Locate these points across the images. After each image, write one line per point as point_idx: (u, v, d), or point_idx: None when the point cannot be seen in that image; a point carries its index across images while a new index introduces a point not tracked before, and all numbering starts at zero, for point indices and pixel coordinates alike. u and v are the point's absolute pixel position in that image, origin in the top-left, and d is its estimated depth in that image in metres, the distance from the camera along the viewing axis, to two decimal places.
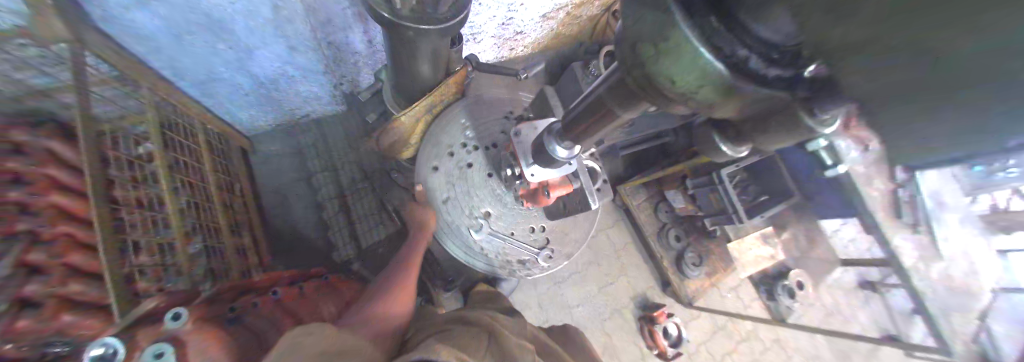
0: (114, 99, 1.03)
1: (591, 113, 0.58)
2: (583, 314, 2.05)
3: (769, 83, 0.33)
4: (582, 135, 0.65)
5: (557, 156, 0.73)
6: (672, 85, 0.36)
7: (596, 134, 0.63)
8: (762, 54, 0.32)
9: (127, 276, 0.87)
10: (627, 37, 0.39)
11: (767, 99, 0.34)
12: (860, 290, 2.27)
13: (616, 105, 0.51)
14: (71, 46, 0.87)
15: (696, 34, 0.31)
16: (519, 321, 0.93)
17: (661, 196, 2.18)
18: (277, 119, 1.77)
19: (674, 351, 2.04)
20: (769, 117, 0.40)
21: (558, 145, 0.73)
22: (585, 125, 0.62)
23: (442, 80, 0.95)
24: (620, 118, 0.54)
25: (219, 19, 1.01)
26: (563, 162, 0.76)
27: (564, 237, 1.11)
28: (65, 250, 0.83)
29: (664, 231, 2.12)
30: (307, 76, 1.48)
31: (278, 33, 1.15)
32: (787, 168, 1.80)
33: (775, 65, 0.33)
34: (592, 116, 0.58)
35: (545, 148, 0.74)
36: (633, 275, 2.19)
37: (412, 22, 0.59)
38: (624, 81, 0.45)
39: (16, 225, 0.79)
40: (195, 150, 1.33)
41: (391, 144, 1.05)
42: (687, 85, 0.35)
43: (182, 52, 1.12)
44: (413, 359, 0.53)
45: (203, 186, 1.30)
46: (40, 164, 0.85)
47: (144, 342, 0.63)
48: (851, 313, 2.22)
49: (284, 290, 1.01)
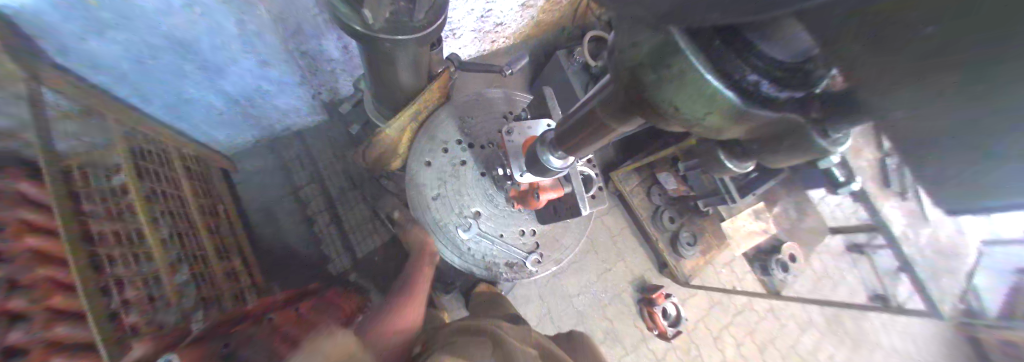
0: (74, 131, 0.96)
1: (585, 126, 0.56)
2: (585, 303, 2.08)
3: (778, 109, 0.31)
4: (575, 145, 0.63)
5: (553, 166, 0.72)
6: (677, 111, 0.36)
7: (592, 144, 0.60)
8: (772, 76, 0.30)
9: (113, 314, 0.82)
10: (624, 62, 0.37)
11: (778, 123, 0.32)
12: (846, 253, 2.36)
13: (610, 120, 0.49)
14: (28, 83, 0.80)
15: (705, 63, 0.31)
16: (519, 328, 0.93)
17: (653, 180, 2.20)
18: (256, 133, 1.71)
19: (675, 330, 2.09)
20: (779, 142, 0.35)
21: (552, 156, 0.71)
22: (579, 136, 0.60)
23: (426, 86, 0.91)
24: (614, 131, 0.53)
25: (184, 42, 0.96)
26: (559, 171, 0.75)
27: (555, 242, 1.06)
28: (47, 293, 0.76)
29: (658, 215, 2.15)
30: (283, 89, 1.42)
31: (246, 47, 1.08)
32: None
33: (790, 89, 0.30)
34: (586, 127, 0.56)
35: (539, 158, 0.73)
36: (631, 261, 2.23)
37: (389, 35, 0.55)
38: (619, 98, 0.44)
39: None
40: (171, 175, 1.26)
41: (379, 156, 1.00)
42: (694, 111, 0.34)
43: (148, 77, 1.05)
44: None
45: (184, 212, 1.25)
46: (13, 205, 0.76)
47: None
48: (839, 276, 2.31)
49: (278, 313, 1.00)
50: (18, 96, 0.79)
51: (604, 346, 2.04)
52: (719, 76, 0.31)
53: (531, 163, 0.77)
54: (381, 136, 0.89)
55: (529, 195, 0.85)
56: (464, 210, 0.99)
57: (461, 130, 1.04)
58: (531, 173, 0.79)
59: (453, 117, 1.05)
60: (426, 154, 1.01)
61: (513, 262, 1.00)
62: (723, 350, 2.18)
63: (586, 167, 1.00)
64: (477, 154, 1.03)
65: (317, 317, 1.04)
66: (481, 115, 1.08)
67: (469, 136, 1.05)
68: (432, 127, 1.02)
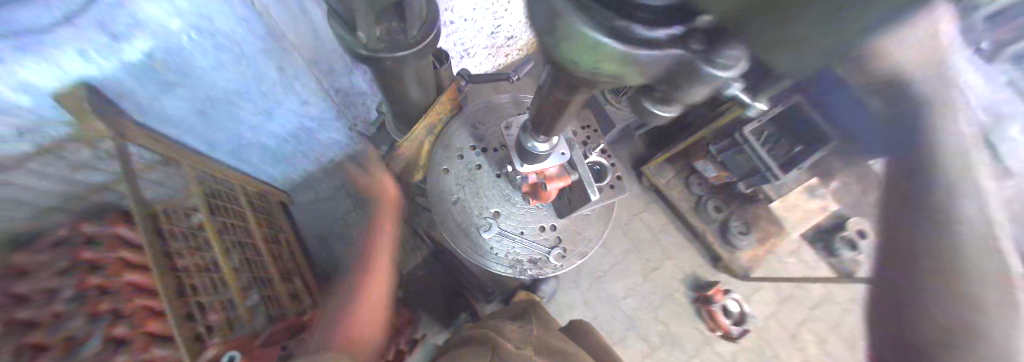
0: (160, 180, 1.15)
1: (546, 104, 0.51)
2: (632, 306, 1.97)
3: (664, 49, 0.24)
4: (548, 127, 0.58)
5: (538, 151, 0.70)
6: (573, 67, 0.28)
7: (561, 123, 0.55)
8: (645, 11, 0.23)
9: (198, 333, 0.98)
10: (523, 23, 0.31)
11: (665, 62, 0.25)
12: None
13: (556, 91, 0.43)
14: (116, 140, 0.90)
15: (570, 5, 0.23)
16: (524, 328, 0.99)
17: (689, 168, 2.07)
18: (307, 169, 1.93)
19: (740, 330, 1.91)
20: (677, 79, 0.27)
21: (535, 141, 0.68)
22: (546, 117, 0.55)
23: (436, 99, 0.98)
24: (568, 104, 0.46)
25: (235, 91, 1.14)
26: (546, 155, 0.73)
27: (576, 235, 1.05)
28: (142, 320, 0.91)
29: (702, 205, 2.01)
30: (323, 125, 1.60)
31: (288, 91, 1.27)
32: None
33: (661, 23, 0.24)
34: (540, 102, 0.53)
35: (524, 146, 0.71)
36: (677, 257, 2.08)
37: (389, 52, 0.61)
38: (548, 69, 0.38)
39: (103, 305, 0.87)
40: (239, 211, 1.47)
41: (402, 170, 1.09)
42: (587, 67, 0.27)
43: (211, 127, 1.25)
44: None
45: (251, 241, 1.45)
46: (111, 247, 0.94)
47: None
48: None
49: (331, 322, 1.09)
50: (111, 154, 0.91)
51: (657, 350, 1.92)
52: (592, 17, 0.24)
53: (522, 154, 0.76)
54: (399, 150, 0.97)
55: (539, 187, 0.86)
56: (483, 211, 1.02)
57: (473, 137, 1.10)
58: (527, 163, 0.77)
59: (465, 126, 1.11)
60: (444, 162, 1.07)
61: (536, 258, 1.01)
62: (803, 351, 1.92)
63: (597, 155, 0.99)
64: (491, 157, 1.08)
65: (364, 325, 1.16)
66: (493, 121, 1.13)
67: (482, 141, 1.10)
68: (446, 137, 1.09)
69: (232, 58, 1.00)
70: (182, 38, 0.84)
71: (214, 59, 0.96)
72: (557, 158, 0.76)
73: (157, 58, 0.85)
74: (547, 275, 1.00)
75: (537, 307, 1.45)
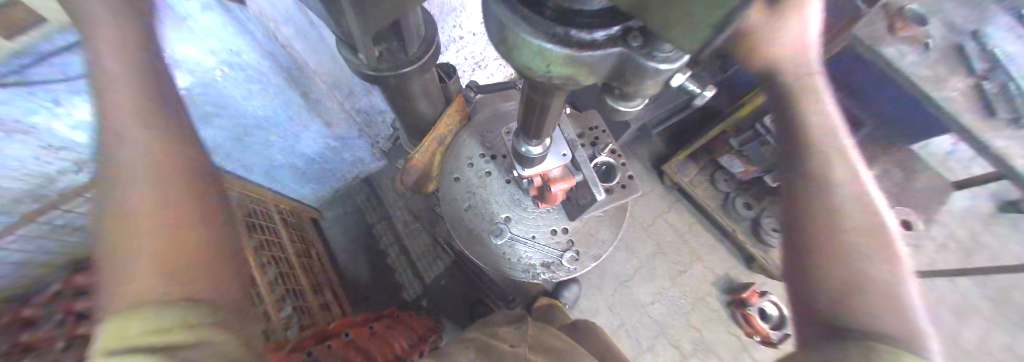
0: None
1: (531, 112, 0.51)
2: (660, 311, 1.89)
3: (600, 47, 0.26)
4: (539, 132, 0.60)
5: (532, 155, 0.70)
6: (532, 73, 0.30)
7: (548, 126, 0.56)
8: (576, 19, 0.27)
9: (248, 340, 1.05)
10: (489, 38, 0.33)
11: (607, 61, 0.27)
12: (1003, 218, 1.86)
13: (532, 94, 0.44)
14: None
15: (518, 20, 0.26)
16: (519, 328, 1.06)
17: (713, 165, 2.00)
18: (334, 185, 2.05)
19: (781, 334, 1.77)
20: (623, 74, 0.29)
21: (529, 146, 0.69)
22: (533, 123, 0.56)
23: (444, 112, 1.02)
24: (548, 108, 0.48)
25: (266, 117, 1.24)
26: (542, 157, 0.73)
27: (588, 237, 1.04)
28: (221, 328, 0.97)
29: (728, 203, 1.92)
30: (347, 143, 1.71)
31: (312, 113, 1.37)
32: None
33: (598, 26, 0.26)
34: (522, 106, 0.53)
35: (519, 151, 0.72)
36: (706, 258, 1.98)
37: (392, 71, 0.65)
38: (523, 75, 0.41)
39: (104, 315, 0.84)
40: (273, 227, 1.59)
41: (417, 181, 1.13)
42: (541, 71, 0.29)
43: (248, 152, 1.36)
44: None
45: (285, 255, 1.55)
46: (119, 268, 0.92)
47: None
48: (994, 245, 1.82)
49: (354, 331, 1.15)
50: None
51: (687, 357, 1.83)
52: (537, 28, 0.26)
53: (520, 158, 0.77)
54: (411, 162, 1.01)
55: (546, 190, 0.86)
56: (494, 217, 1.04)
57: (483, 146, 1.12)
58: (527, 168, 0.78)
59: (475, 136, 1.14)
60: (455, 171, 1.11)
61: (549, 262, 1.01)
62: None
63: (606, 155, 0.98)
64: (500, 164, 1.10)
65: (386, 334, 1.20)
66: (501, 129, 1.15)
67: (491, 149, 1.12)
68: (456, 147, 1.12)
69: (260, 87, 1.11)
70: (215, 73, 0.95)
71: (244, 89, 1.07)
72: (558, 157, 0.78)
73: (194, 93, 0.96)
74: (560, 279, 0.99)
75: (556, 312, 1.43)
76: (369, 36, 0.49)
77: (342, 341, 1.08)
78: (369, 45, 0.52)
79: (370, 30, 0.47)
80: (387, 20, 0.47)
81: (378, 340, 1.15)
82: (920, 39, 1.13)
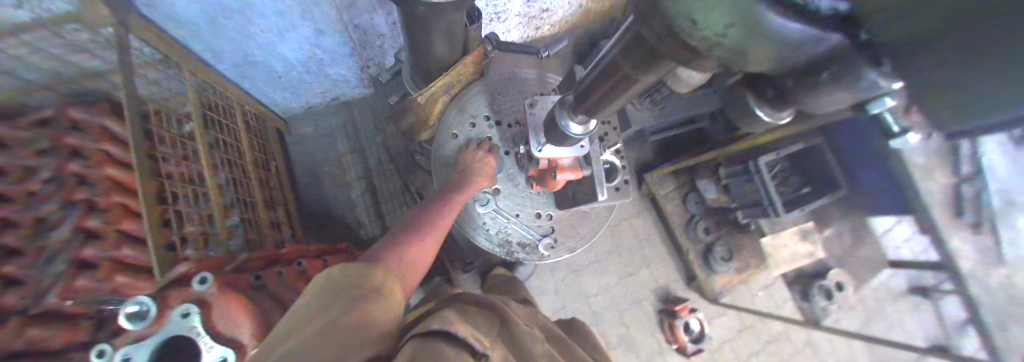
0: (442, 60, 0.96)
1: (603, 82, 0.53)
2: (761, 301, 1.99)
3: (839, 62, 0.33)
4: (596, 107, 0.60)
5: (572, 132, 0.69)
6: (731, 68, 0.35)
7: (607, 107, 0.58)
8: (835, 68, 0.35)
9: (241, 268, 0.80)
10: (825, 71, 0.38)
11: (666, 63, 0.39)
12: (807, 279, 1.91)
13: (632, 69, 0.44)
14: (117, 31, 0.81)
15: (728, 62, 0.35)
16: (529, 309, 0.80)
17: (841, 203, 1.62)
18: (567, 46, 1.76)
19: (696, 347, 1.85)
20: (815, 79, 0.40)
21: (571, 122, 0.68)
22: (595, 98, 0.58)
23: (459, 60, 0.98)
24: (638, 83, 0.48)
25: (247, 2, 0.97)
26: (579, 138, 0.72)
27: (579, 238, 1.07)
28: (118, 217, 0.89)
29: (693, 224, 1.89)
30: (336, 60, 1.45)
31: (304, 17, 1.11)
32: (865, 191, 1.41)
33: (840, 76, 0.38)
34: (605, 82, 0.52)
35: (557, 124, 0.70)
36: (654, 267, 1.98)
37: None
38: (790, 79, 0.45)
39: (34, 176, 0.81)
40: (233, 126, 1.29)
41: (433, 109, 1.05)
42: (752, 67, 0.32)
43: (251, 12, 1.02)
44: (429, 330, 0.46)
45: (242, 163, 1.28)
46: (98, 142, 0.91)
47: (221, 323, 0.53)
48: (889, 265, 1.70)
49: (309, 261, 0.93)
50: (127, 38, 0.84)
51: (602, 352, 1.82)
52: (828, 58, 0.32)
53: (548, 132, 0.76)
54: (425, 96, 0.97)
55: (548, 175, 0.85)
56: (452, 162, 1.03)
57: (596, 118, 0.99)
58: (552, 145, 0.76)
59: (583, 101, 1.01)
60: (489, 129, 1.05)
61: (526, 242, 1.03)
62: None
63: (584, 142, 0.79)
64: (503, 132, 1.06)
65: (124, 281, 0.83)
66: (511, 96, 1.10)
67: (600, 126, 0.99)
68: (463, 101, 1.07)
69: None
70: None
71: None
72: (576, 149, 0.78)
73: None
74: (531, 260, 1.02)
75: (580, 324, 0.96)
76: (774, 53, 0.27)
77: (69, 166, 0.87)
78: (814, 105, 0.50)
79: (773, 64, 0.31)
80: (774, 69, 0.35)
81: (146, 271, 0.88)
82: (876, 178, 1.29)
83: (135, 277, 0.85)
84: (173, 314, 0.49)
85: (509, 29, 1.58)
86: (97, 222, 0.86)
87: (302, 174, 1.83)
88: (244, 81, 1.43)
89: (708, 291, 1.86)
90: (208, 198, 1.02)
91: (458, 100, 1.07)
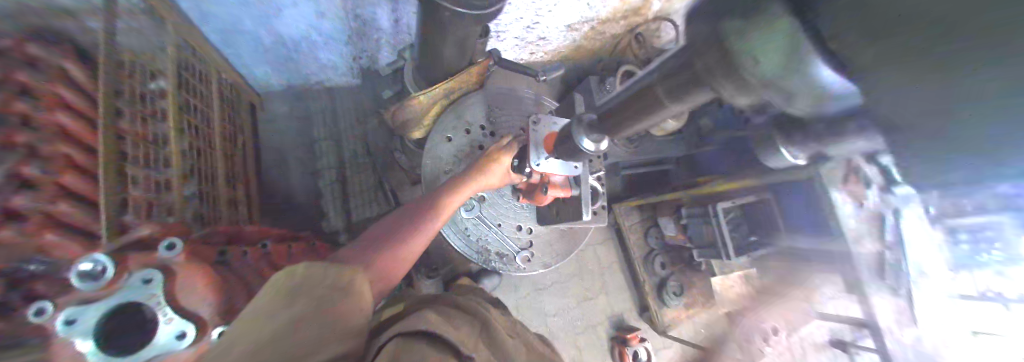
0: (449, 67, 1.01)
1: (628, 104, 0.59)
2: (704, 337, 2.14)
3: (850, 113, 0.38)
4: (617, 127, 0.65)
5: (586, 149, 0.74)
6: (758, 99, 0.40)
7: (628, 128, 0.64)
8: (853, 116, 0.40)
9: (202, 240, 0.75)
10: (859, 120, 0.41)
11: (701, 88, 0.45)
12: None
13: (665, 93, 0.51)
14: None
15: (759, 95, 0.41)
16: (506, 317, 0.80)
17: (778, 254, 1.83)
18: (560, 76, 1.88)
19: None
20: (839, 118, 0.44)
21: (587, 139, 0.73)
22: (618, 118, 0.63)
23: (465, 68, 1.02)
24: (665, 108, 0.54)
25: None
26: (590, 154, 0.77)
27: (552, 256, 1.11)
28: (62, 169, 0.80)
29: (651, 257, 2.02)
30: (332, 44, 1.43)
31: None
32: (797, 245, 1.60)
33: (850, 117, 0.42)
34: (630, 105, 0.59)
35: (573, 138, 0.74)
36: (612, 294, 2.07)
37: (449, 4, 0.68)
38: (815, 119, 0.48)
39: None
40: (207, 91, 1.21)
41: (432, 111, 1.08)
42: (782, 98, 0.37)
43: None
44: (417, 327, 0.49)
45: (209, 132, 1.19)
46: (51, 82, 0.83)
47: (184, 293, 0.51)
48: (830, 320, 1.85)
49: (275, 245, 0.88)
50: None
51: None
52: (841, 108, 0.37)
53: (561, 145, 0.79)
54: (428, 97, 1.01)
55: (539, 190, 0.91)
56: (443, 164, 1.06)
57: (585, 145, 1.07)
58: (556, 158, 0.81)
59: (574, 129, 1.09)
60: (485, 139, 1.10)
61: (503, 252, 1.05)
62: None
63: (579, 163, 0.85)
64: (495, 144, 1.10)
65: (53, 241, 0.75)
66: (507, 112, 1.16)
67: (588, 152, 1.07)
68: (463, 108, 1.11)
69: None
70: None
71: None
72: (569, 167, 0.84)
73: None
74: (505, 270, 1.04)
75: None
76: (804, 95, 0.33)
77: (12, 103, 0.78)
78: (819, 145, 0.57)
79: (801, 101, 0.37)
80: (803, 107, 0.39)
81: (87, 236, 0.80)
82: (808, 235, 1.48)
83: (69, 238, 0.77)
84: (134, 277, 0.48)
85: (509, 50, 1.67)
86: (36, 171, 0.76)
87: (268, 154, 1.71)
88: (229, 48, 1.36)
89: (659, 323, 1.97)
90: (168, 165, 0.94)
91: (457, 106, 1.11)
